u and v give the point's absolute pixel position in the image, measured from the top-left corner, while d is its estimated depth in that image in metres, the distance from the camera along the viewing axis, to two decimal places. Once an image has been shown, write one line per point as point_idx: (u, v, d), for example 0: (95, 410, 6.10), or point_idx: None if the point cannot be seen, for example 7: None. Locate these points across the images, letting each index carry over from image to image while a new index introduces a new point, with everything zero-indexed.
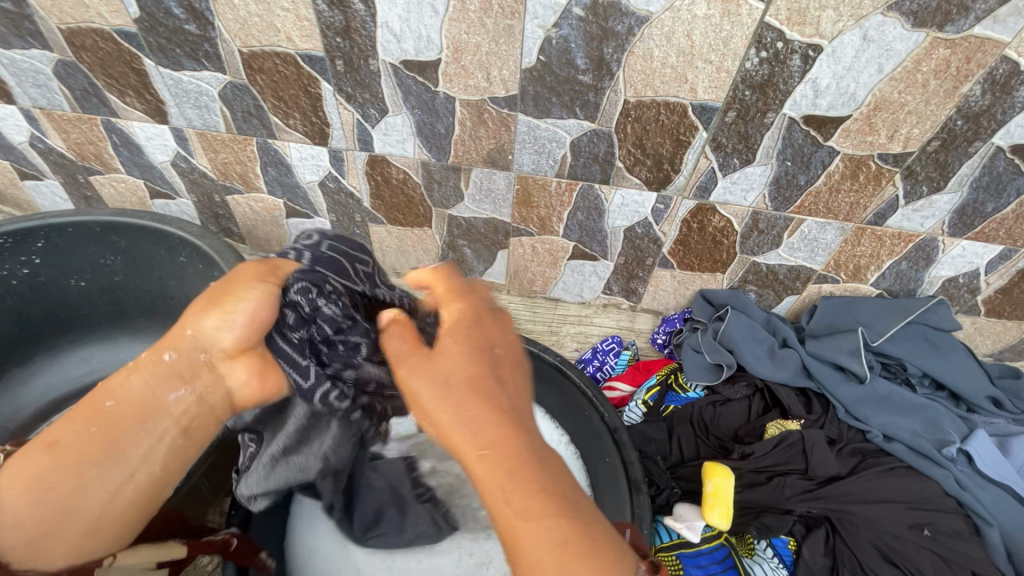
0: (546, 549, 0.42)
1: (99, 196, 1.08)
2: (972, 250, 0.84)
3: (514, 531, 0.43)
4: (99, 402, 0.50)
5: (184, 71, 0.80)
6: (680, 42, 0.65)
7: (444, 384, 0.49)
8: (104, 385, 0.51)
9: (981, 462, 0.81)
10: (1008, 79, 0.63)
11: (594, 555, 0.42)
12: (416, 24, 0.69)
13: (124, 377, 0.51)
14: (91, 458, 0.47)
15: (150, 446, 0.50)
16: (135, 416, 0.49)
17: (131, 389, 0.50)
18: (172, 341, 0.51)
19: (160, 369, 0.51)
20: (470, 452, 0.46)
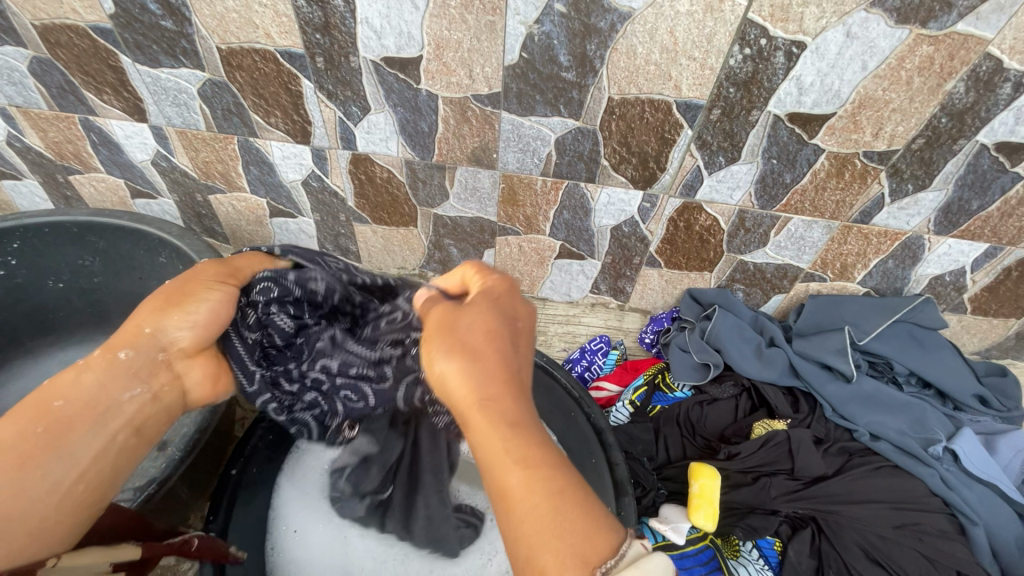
0: (540, 504, 0.37)
1: (79, 196, 1.06)
2: (958, 249, 0.84)
3: (507, 483, 0.38)
4: (48, 402, 0.47)
5: (161, 68, 0.78)
6: (663, 38, 0.64)
7: (461, 336, 0.45)
8: (53, 384, 0.48)
9: (967, 460, 0.81)
10: (992, 76, 0.63)
11: (589, 514, 0.37)
12: (396, 20, 0.68)
13: (74, 376, 0.49)
14: (37, 455, 0.45)
15: (100, 445, 0.48)
16: (87, 417, 0.48)
17: (82, 388, 0.48)
18: (126, 339, 0.50)
19: (114, 368, 0.49)
20: (471, 401, 0.41)
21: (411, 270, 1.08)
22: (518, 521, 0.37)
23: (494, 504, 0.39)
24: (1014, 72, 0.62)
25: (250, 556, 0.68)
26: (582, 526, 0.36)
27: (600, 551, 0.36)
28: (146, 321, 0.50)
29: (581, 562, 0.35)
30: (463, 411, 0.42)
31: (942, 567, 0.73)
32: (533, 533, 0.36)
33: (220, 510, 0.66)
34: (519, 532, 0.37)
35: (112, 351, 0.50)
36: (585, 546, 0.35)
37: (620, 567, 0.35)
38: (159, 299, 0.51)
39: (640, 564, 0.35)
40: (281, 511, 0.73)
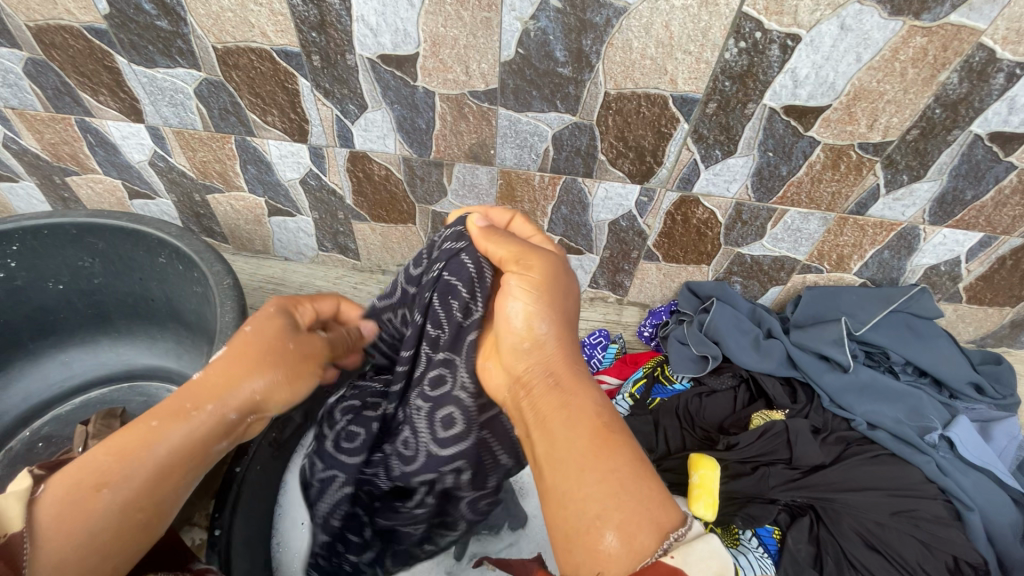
0: (624, 465, 0.41)
1: (77, 197, 1.06)
2: (953, 238, 0.85)
3: (584, 451, 0.42)
4: (153, 449, 0.43)
5: (157, 68, 0.78)
6: (658, 33, 0.65)
7: (556, 297, 0.50)
8: (155, 429, 0.44)
9: (962, 447, 0.82)
10: (985, 66, 0.63)
11: (658, 488, 0.41)
12: (392, 18, 0.68)
13: (181, 428, 0.45)
14: (136, 504, 0.42)
15: (180, 497, 0.46)
16: (184, 472, 0.45)
17: (187, 441, 0.45)
18: (240, 397, 0.48)
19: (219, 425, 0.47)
20: (563, 367, 0.48)
21: None
22: (597, 479, 0.40)
23: (568, 459, 0.42)
24: (1007, 62, 0.62)
25: (255, 554, 0.68)
26: (655, 495, 0.40)
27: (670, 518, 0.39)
28: (263, 382, 0.49)
29: (655, 526, 0.38)
30: (554, 369, 0.48)
31: (938, 552, 0.74)
32: (607, 493, 0.39)
33: (226, 506, 0.65)
34: (596, 488, 0.40)
35: (227, 408, 0.47)
36: (659, 513, 0.39)
37: (689, 537, 0.38)
38: (263, 363, 0.49)
39: (705, 536, 0.38)
40: (286, 506, 0.75)
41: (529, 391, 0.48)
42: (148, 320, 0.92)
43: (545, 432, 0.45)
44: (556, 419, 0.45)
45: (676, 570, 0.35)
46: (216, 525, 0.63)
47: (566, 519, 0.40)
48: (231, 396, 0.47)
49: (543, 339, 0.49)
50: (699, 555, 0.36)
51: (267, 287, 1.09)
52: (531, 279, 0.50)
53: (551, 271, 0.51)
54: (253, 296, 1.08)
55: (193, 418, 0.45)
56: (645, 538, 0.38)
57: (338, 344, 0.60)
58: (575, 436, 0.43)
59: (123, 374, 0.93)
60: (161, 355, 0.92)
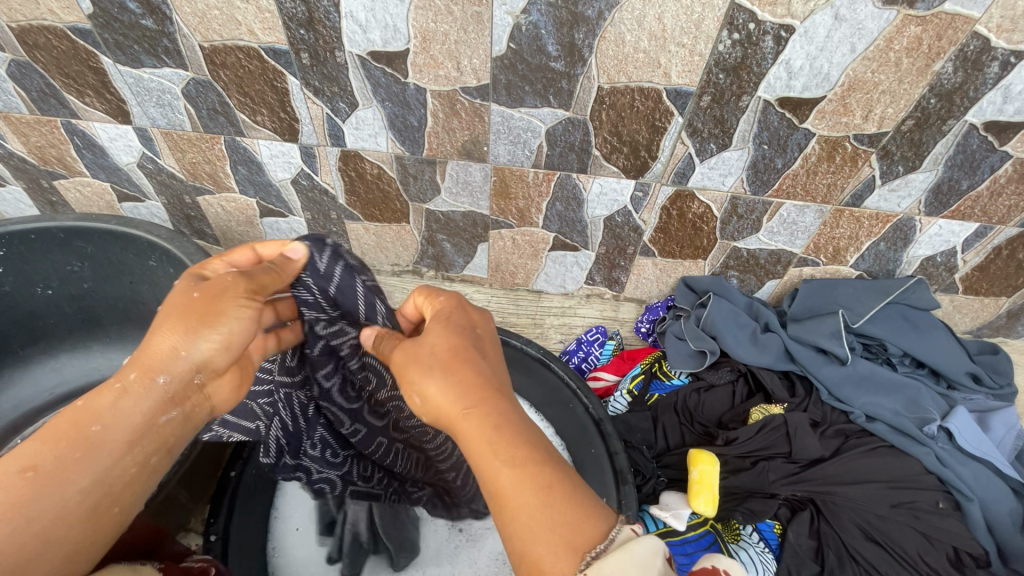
0: (531, 501, 0.41)
1: (65, 201, 1.05)
2: (949, 229, 0.85)
3: (501, 481, 0.42)
4: (84, 427, 0.46)
5: (144, 68, 0.77)
6: (651, 25, 0.64)
7: (425, 362, 0.48)
8: (82, 407, 0.46)
9: (961, 438, 0.82)
10: (979, 55, 0.63)
11: (576, 507, 0.41)
12: (381, 13, 0.67)
13: (107, 399, 0.47)
14: (77, 479, 0.45)
15: (135, 467, 0.48)
16: (126, 440, 0.47)
17: (120, 413, 0.47)
18: (161, 362, 0.48)
19: (153, 392, 0.48)
20: (455, 414, 0.45)
21: (405, 266, 1.08)
22: (513, 519, 0.41)
23: (493, 504, 0.42)
24: (1001, 50, 0.62)
25: (251, 560, 0.68)
26: (571, 516, 0.40)
27: (594, 531, 0.40)
28: (182, 345, 0.48)
29: (570, 550, 0.39)
30: (450, 421, 0.46)
31: (938, 543, 0.74)
32: (527, 528, 0.40)
33: (222, 511, 0.66)
34: (513, 530, 0.41)
35: (152, 374, 0.48)
36: (574, 534, 0.40)
37: (610, 549, 0.38)
38: (174, 320, 0.47)
39: (627, 546, 0.38)
40: (284, 510, 0.76)
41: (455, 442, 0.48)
42: (139, 325, 0.91)
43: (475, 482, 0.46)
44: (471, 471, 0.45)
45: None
46: (211, 531, 0.64)
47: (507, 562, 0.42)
48: (158, 365, 0.48)
49: (429, 404, 0.47)
50: (616, 565, 0.36)
51: None
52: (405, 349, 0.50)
53: (405, 352, 0.50)
54: None
55: (117, 390, 0.47)
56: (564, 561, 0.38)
57: (263, 275, 0.51)
58: (487, 487, 0.43)
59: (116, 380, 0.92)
60: None
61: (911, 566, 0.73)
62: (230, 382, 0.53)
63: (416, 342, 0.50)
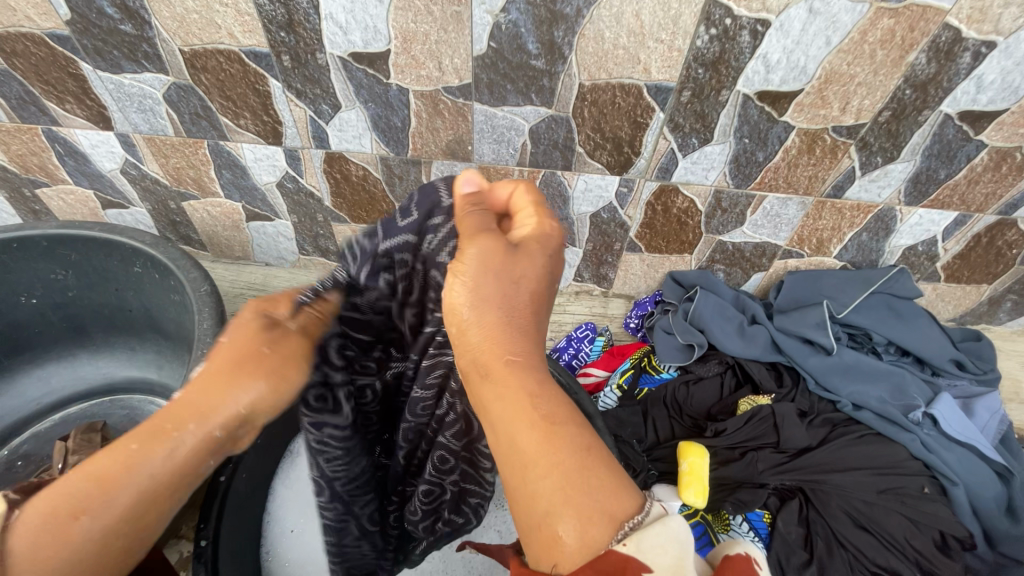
0: (568, 462, 0.36)
1: (48, 209, 1.04)
2: (929, 218, 0.86)
3: (538, 433, 0.37)
4: (135, 470, 0.40)
5: (124, 73, 0.77)
6: (629, 22, 0.65)
7: (501, 283, 0.42)
8: (133, 451, 0.40)
9: (946, 424, 0.83)
10: (951, 46, 0.64)
11: (613, 473, 0.37)
12: (361, 15, 0.67)
13: (162, 448, 0.40)
14: (120, 526, 0.40)
15: (168, 513, 0.43)
16: (169, 491, 0.42)
17: (173, 463, 0.41)
18: (223, 413, 0.42)
19: (208, 443, 0.42)
20: (494, 355, 0.41)
21: None
22: (540, 477, 0.36)
23: (515, 458, 0.37)
24: (972, 41, 0.63)
25: (242, 564, 0.68)
26: (608, 483, 0.36)
27: (627, 504, 0.36)
28: (237, 396, 0.42)
29: (607, 519, 0.35)
30: (484, 360, 0.41)
31: (926, 528, 0.75)
32: (554, 493, 0.35)
33: (212, 516, 0.64)
34: (534, 490, 0.36)
35: (209, 425, 0.42)
36: (611, 501, 0.35)
37: (650, 521, 0.35)
38: (250, 375, 0.42)
39: (665, 519, 0.34)
40: (276, 514, 0.76)
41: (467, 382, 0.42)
42: (127, 332, 0.90)
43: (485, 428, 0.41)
44: (491, 415, 0.40)
45: (629, 558, 0.33)
46: (201, 536, 0.62)
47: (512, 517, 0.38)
48: (218, 415, 0.42)
49: (472, 330, 0.41)
50: (655, 541, 0.33)
51: (248, 294, 1.08)
52: (481, 259, 0.42)
53: (488, 255, 0.42)
54: (235, 303, 1.06)
55: (174, 440, 0.41)
56: (599, 531, 0.34)
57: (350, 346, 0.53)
58: (516, 436, 0.37)
59: (104, 389, 0.92)
60: (143, 367, 0.91)
61: (899, 551, 0.73)
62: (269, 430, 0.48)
63: (507, 254, 0.42)
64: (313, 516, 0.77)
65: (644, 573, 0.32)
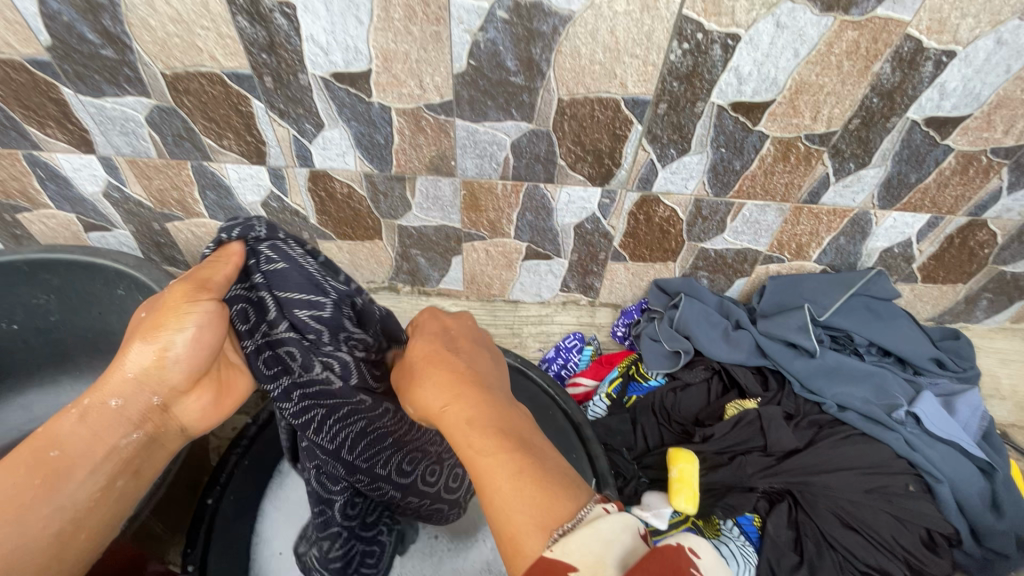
0: (502, 479, 0.44)
1: (30, 234, 1.03)
2: (903, 221, 0.88)
3: (474, 467, 0.45)
4: (47, 452, 0.51)
5: (106, 97, 0.77)
6: (604, 38, 0.66)
7: (413, 369, 0.53)
8: (43, 435, 0.52)
9: (928, 422, 0.85)
10: (914, 56, 0.66)
11: (543, 487, 0.43)
12: (341, 35, 0.68)
13: (67, 425, 0.52)
14: (38, 505, 0.50)
15: (99, 490, 0.53)
16: (88, 465, 0.52)
17: (72, 438, 0.52)
18: (118, 384, 0.52)
19: (111, 413, 0.52)
20: (434, 411, 0.50)
21: (381, 283, 1.08)
22: (488, 502, 0.44)
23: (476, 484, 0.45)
24: (933, 50, 0.66)
25: None
26: (537, 495, 0.43)
27: (560, 510, 0.42)
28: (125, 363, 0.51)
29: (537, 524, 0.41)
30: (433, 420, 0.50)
31: (911, 525, 0.76)
32: (499, 512, 0.43)
33: (199, 541, 0.64)
34: (489, 514, 0.44)
35: (106, 396, 0.52)
36: (543, 511, 0.42)
37: (579, 526, 0.40)
38: (137, 337, 0.50)
39: (595, 522, 0.40)
40: (266, 535, 0.75)
41: None
42: (111, 356, 0.90)
43: None
44: None
45: (554, 561, 0.38)
46: (188, 561, 0.63)
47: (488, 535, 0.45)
48: (111, 386, 0.52)
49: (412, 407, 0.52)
50: (580, 544, 0.39)
51: None
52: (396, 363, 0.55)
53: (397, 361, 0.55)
54: None
55: (75, 413, 0.52)
56: (530, 539, 0.41)
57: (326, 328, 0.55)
58: (463, 459, 0.47)
59: None
60: None
61: (886, 550, 0.75)
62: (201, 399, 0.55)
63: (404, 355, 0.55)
64: None
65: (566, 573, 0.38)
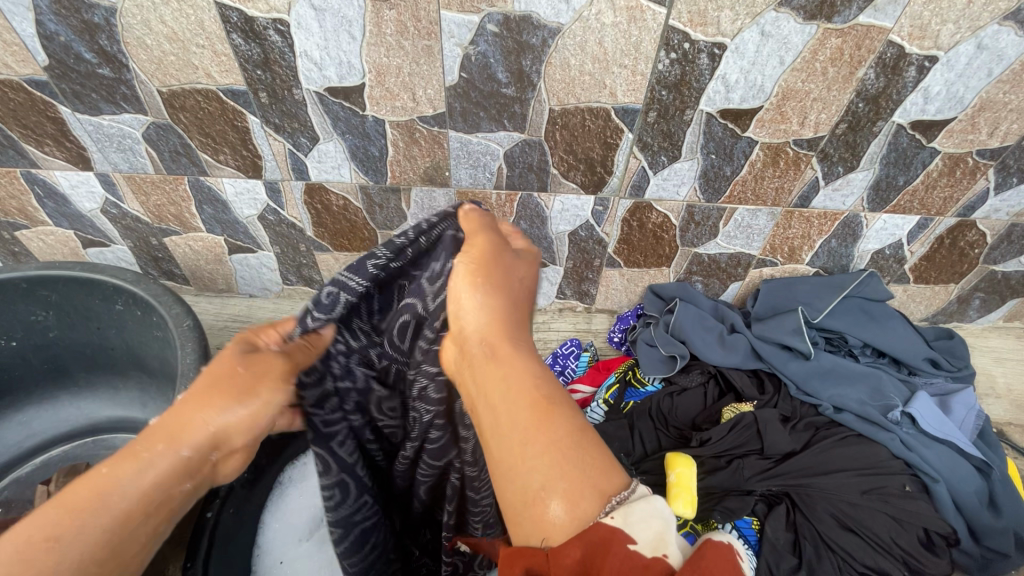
0: (562, 444, 0.40)
1: (29, 251, 1.04)
2: (892, 223, 0.89)
3: (539, 405, 0.42)
4: (105, 498, 0.38)
5: (103, 115, 0.78)
6: (593, 50, 0.68)
7: (497, 286, 0.49)
8: (102, 476, 0.39)
9: (923, 422, 0.85)
10: (897, 61, 0.67)
11: (600, 455, 0.40)
12: (335, 51, 0.69)
13: (131, 471, 0.40)
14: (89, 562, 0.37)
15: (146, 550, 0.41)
16: (138, 521, 0.40)
17: (145, 486, 0.40)
18: (197, 436, 0.42)
19: (182, 465, 0.42)
20: (496, 342, 0.46)
21: None
22: (541, 452, 0.39)
23: (508, 441, 0.41)
24: (916, 56, 0.67)
25: None
26: (597, 460, 0.40)
27: (612, 481, 0.39)
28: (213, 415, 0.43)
29: (597, 493, 0.38)
30: (497, 346, 0.46)
31: (910, 526, 0.76)
32: (549, 468, 0.39)
33: (199, 555, 0.62)
34: (538, 463, 0.39)
35: (180, 445, 0.42)
36: (600, 478, 0.39)
37: (634, 497, 0.38)
38: (222, 391, 0.43)
39: (648, 497, 0.37)
40: (266, 547, 0.76)
41: (472, 368, 0.46)
42: (110, 370, 0.90)
43: (485, 411, 0.44)
44: (494, 400, 0.43)
45: (615, 529, 0.35)
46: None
47: (510, 492, 0.40)
48: (188, 431, 0.42)
49: (475, 321, 0.48)
50: (640, 517, 0.36)
51: (234, 326, 1.07)
52: (477, 267, 0.49)
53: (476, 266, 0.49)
54: (219, 335, 1.06)
55: (145, 458, 0.40)
56: (587, 503, 0.37)
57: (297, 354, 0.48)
58: (524, 395, 0.42)
59: (87, 429, 0.90)
60: (127, 405, 0.90)
61: (885, 551, 0.74)
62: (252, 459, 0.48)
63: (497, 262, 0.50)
64: (304, 545, 0.77)
65: (628, 543, 0.35)
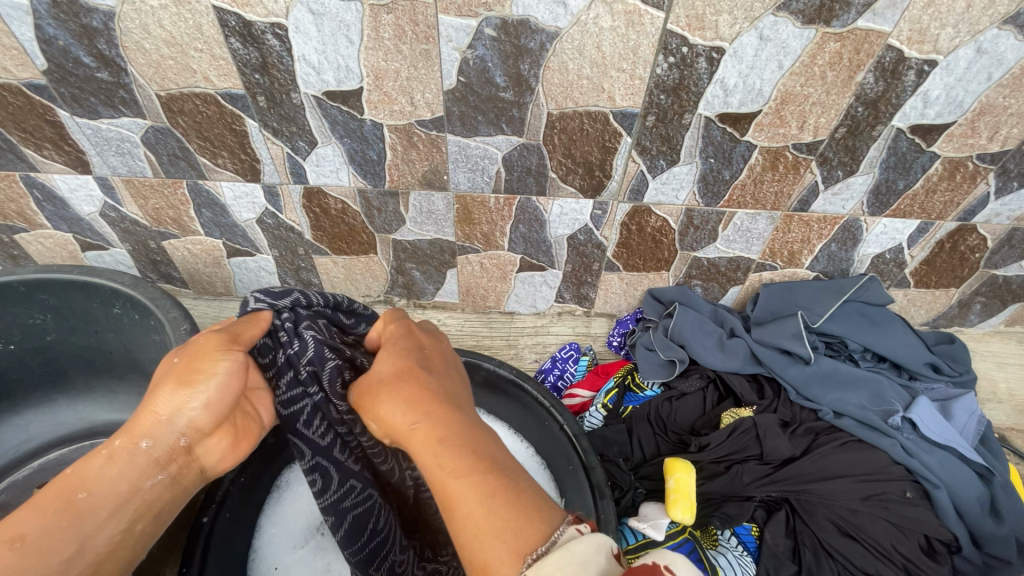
0: (477, 507, 0.41)
1: (28, 254, 1.04)
2: (893, 227, 0.89)
3: (446, 488, 0.43)
4: (73, 495, 0.47)
5: (101, 119, 0.78)
6: (591, 53, 0.68)
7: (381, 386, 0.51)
8: (71, 475, 0.48)
9: (924, 427, 0.84)
10: (896, 65, 0.67)
11: (517, 513, 0.41)
12: (333, 55, 0.69)
13: (94, 467, 0.48)
14: (62, 547, 0.46)
15: (119, 533, 0.49)
16: (111, 505, 0.48)
17: (104, 478, 0.48)
18: (145, 429, 0.49)
19: (138, 456, 0.49)
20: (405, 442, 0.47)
21: (376, 297, 1.08)
22: (462, 528, 0.42)
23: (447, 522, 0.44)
24: (914, 60, 0.67)
25: None
26: (511, 522, 0.40)
27: (530, 535, 0.40)
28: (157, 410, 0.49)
29: (512, 555, 0.39)
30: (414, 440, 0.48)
31: (910, 532, 0.76)
32: (471, 540, 0.41)
33: (195, 559, 0.62)
34: (465, 539, 0.41)
35: (135, 438, 0.49)
36: (514, 538, 0.39)
37: (552, 549, 0.38)
38: (168, 382, 0.48)
39: (567, 543, 0.38)
40: (263, 552, 0.75)
41: None
42: (107, 374, 0.90)
43: None
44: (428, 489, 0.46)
45: None
46: None
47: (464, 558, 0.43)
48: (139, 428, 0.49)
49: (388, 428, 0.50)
50: (556, 563, 0.36)
51: None
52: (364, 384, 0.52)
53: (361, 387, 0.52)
54: None
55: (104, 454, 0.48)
56: (504, 567, 0.38)
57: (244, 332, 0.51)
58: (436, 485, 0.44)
59: (84, 433, 0.90)
60: (124, 409, 0.90)
61: (885, 558, 0.74)
62: (220, 439, 0.52)
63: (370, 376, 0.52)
64: (302, 550, 0.76)
65: None
